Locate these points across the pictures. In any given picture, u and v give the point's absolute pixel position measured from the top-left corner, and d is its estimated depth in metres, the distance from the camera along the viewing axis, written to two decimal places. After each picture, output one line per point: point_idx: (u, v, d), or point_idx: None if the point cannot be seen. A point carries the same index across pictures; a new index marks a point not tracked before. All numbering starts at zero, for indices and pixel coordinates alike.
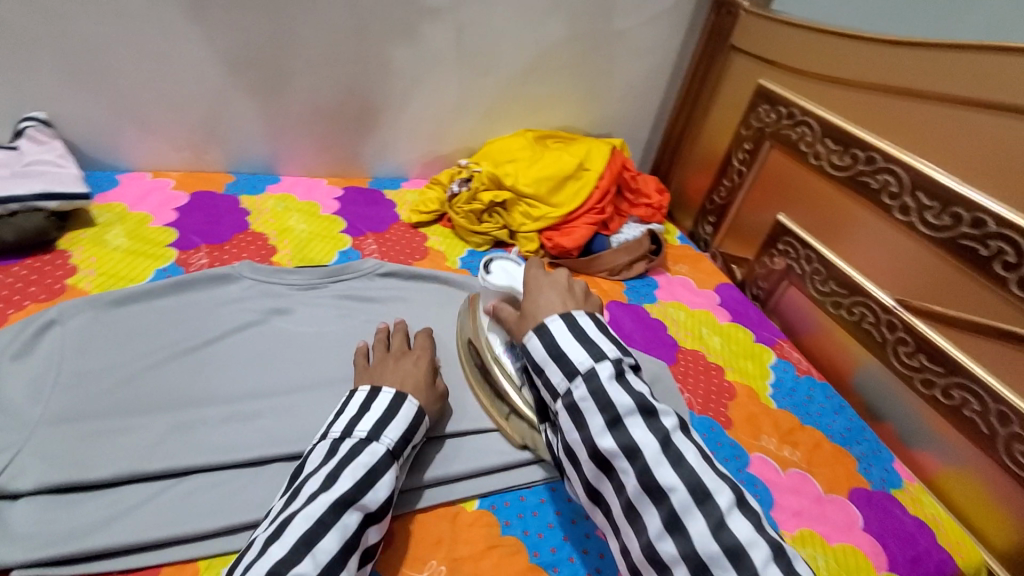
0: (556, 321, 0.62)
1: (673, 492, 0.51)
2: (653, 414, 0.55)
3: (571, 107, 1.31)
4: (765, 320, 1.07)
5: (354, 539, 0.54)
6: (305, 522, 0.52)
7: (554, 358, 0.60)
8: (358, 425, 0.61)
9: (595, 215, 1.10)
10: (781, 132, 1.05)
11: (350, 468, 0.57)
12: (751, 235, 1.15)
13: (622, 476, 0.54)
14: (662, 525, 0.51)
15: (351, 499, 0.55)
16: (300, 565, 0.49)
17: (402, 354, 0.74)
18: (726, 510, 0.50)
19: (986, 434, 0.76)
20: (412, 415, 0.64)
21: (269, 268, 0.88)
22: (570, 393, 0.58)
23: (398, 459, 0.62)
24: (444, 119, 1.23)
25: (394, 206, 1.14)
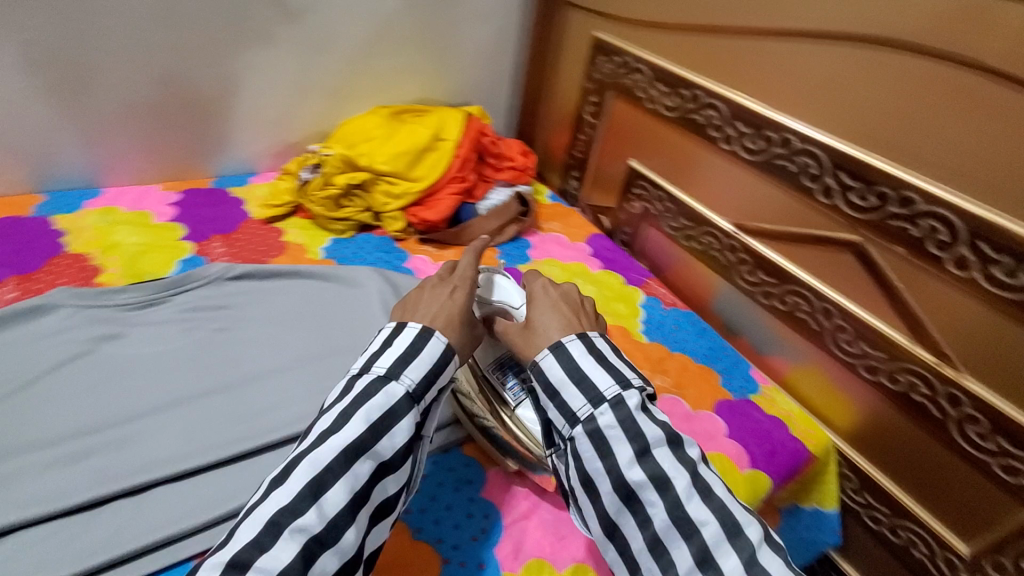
0: (574, 343, 0.64)
1: (705, 527, 0.52)
2: (679, 445, 0.57)
3: (425, 78, 1.27)
4: (633, 262, 1.12)
5: (369, 491, 0.53)
6: (311, 471, 0.52)
7: (575, 381, 0.61)
8: (377, 362, 0.60)
9: (458, 184, 1.10)
10: (620, 82, 1.10)
11: (363, 409, 0.56)
12: (611, 185, 1.19)
13: (649, 506, 0.55)
14: (693, 561, 0.52)
15: (361, 446, 0.54)
16: (304, 517, 0.49)
17: (440, 280, 0.72)
18: (757, 543, 0.51)
19: (817, 330, 0.85)
20: (437, 356, 0.62)
21: (94, 290, 0.80)
22: (594, 419, 0.58)
23: (418, 403, 0.59)
24: (288, 103, 1.15)
25: (242, 204, 1.07)
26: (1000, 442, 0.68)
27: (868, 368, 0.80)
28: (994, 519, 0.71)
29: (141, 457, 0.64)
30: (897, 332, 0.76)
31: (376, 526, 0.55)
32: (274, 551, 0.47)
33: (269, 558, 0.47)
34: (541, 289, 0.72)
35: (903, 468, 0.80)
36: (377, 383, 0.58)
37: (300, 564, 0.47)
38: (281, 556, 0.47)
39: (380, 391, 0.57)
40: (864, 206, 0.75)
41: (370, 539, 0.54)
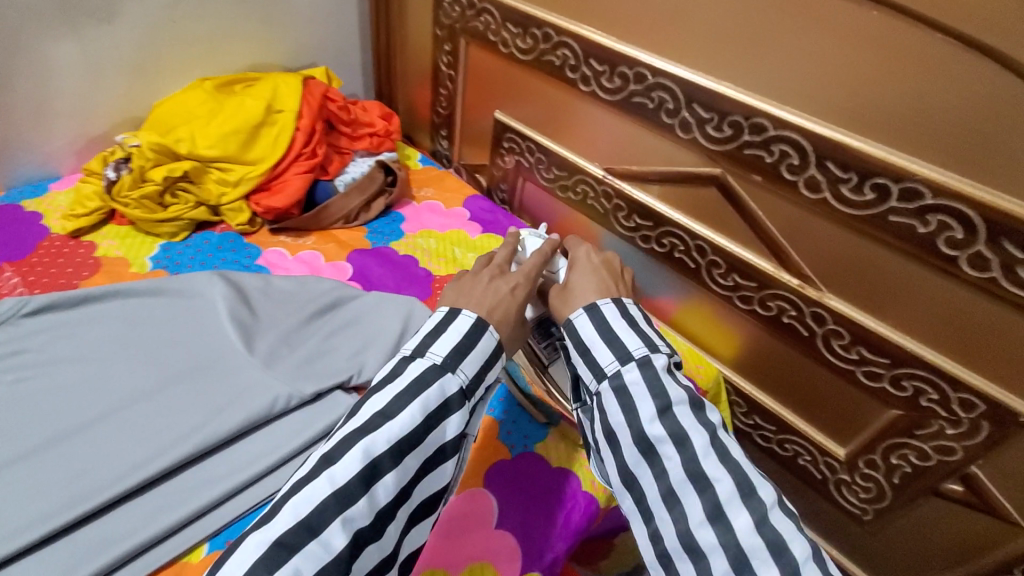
0: (608, 305, 0.62)
1: (719, 483, 0.50)
2: (700, 409, 0.55)
3: (252, 40, 1.09)
4: (515, 220, 1.06)
5: (412, 486, 0.51)
6: (362, 461, 0.48)
7: (605, 341, 0.59)
8: (433, 348, 0.56)
9: (306, 161, 0.97)
10: (469, 26, 1.00)
11: (421, 399, 0.53)
12: (481, 140, 1.11)
13: (666, 460, 0.53)
14: (705, 515, 0.50)
15: (415, 440, 0.51)
16: (354, 508, 0.47)
17: (500, 273, 0.66)
18: (771, 505, 0.49)
19: (693, 267, 0.85)
20: (491, 351, 0.59)
21: None
22: (620, 375, 0.56)
23: (468, 400, 0.57)
24: (76, 89, 0.94)
25: (40, 218, 0.88)
26: (861, 351, 0.72)
27: (742, 299, 0.81)
28: (863, 421, 0.76)
29: None
30: (763, 260, 0.76)
31: (415, 525, 0.53)
32: (325, 537, 0.45)
33: (321, 542, 0.45)
34: (585, 262, 0.69)
35: (783, 387, 0.83)
36: (433, 372, 0.55)
37: (348, 556, 0.45)
38: (332, 543, 0.45)
39: (435, 382, 0.54)
40: (720, 138, 0.73)
41: (408, 538, 0.52)
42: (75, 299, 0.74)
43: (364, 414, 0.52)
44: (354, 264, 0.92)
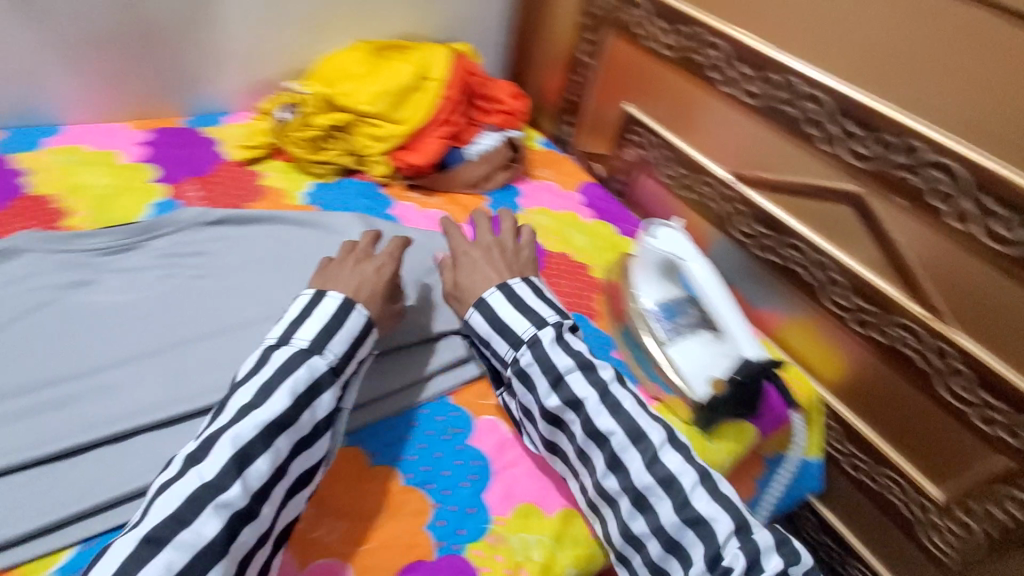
0: (495, 295, 0.71)
1: (613, 436, 0.62)
2: (592, 369, 0.66)
3: (409, 10, 1.16)
4: (626, 212, 1.09)
5: (287, 465, 0.54)
6: (229, 450, 0.52)
7: (498, 331, 0.69)
8: (298, 334, 0.60)
9: (446, 127, 1.04)
10: (618, 17, 1.03)
11: (287, 383, 0.56)
12: (605, 130, 1.14)
13: (571, 425, 0.64)
14: (607, 465, 0.61)
15: (287, 420, 0.55)
16: (228, 492, 0.50)
17: (364, 257, 0.71)
18: (659, 445, 0.61)
19: (811, 284, 0.84)
20: (357, 331, 0.62)
21: (62, 234, 0.75)
22: (518, 360, 0.67)
23: (343, 375, 0.61)
24: (259, 35, 1.05)
25: (216, 144, 0.99)
26: (981, 394, 0.69)
27: (859, 322, 0.79)
28: (967, 464, 0.74)
29: (127, 403, 0.62)
30: (890, 285, 0.75)
31: (295, 499, 0.55)
32: (196, 526, 0.48)
33: (191, 533, 0.48)
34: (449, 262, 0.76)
35: (888, 421, 0.81)
36: (297, 357, 0.58)
37: (224, 539, 0.49)
38: (203, 532, 0.48)
39: (302, 365, 0.58)
40: (866, 155, 0.72)
41: (289, 511, 0.55)
42: (244, 219, 0.84)
43: (230, 409, 0.55)
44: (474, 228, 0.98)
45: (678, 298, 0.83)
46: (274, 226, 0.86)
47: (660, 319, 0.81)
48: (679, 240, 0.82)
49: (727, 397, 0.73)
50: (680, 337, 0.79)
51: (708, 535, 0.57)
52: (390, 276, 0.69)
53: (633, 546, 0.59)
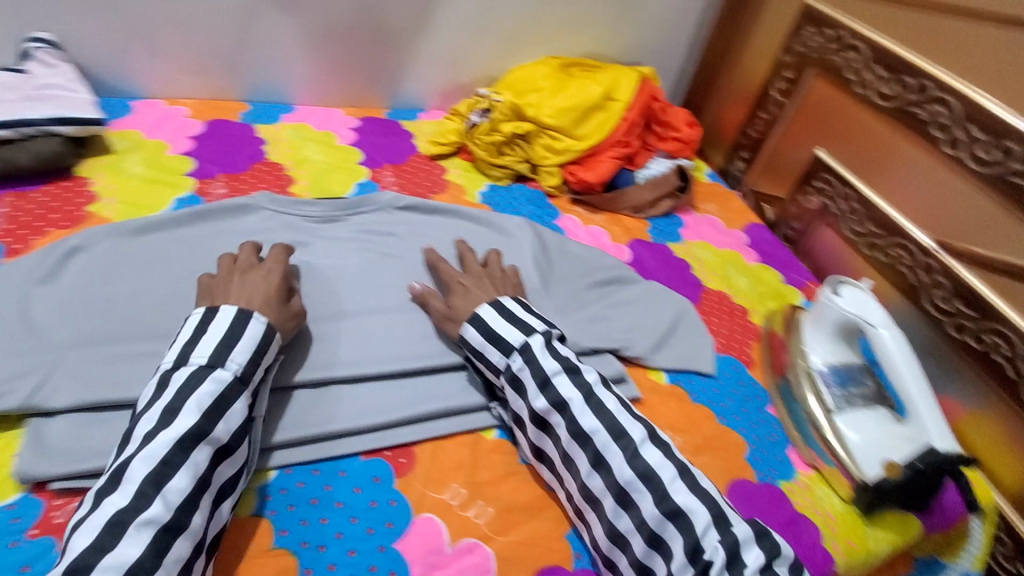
0: (487, 308, 0.69)
1: (595, 434, 0.60)
2: (577, 373, 0.64)
3: (601, 31, 1.19)
4: (794, 261, 1.04)
5: (209, 476, 0.52)
6: (145, 468, 0.49)
7: (491, 341, 0.67)
8: (194, 352, 0.56)
9: (621, 148, 1.05)
10: (827, 58, 0.98)
11: (195, 397, 0.53)
12: (785, 172, 1.09)
13: (556, 428, 0.62)
14: (590, 464, 0.59)
15: (200, 433, 0.52)
16: (147, 510, 0.48)
17: (251, 266, 0.68)
18: (640, 442, 0.59)
19: (1012, 378, 0.75)
20: (260, 338, 0.60)
21: (288, 199, 0.85)
22: (509, 367, 0.65)
23: (250, 384, 0.58)
24: (465, 43, 1.14)
25: (411, 137, 1.09)
26: None
27: None
28: None
29: (321, 355, 0.69)
30: None
31: (222, 505, 0.53)
32: (120, 549, 0.46)
33: (116, 555, 0.45)
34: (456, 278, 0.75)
35: None
36: (200, 373, 0.55)
37: (151, 557, 0.46)
38: (129, 553, 0.46)
39: (206, 380, 0.55)
40: None
41: (219, 516, 0.53)
42: (428, 209, 0.91)
43: (137, 437, 0.52)
44: (633, 251, 0.99)
45: (852, 364, 0.79)
46: (452, 217, 0.91)
47: (830, 383, 0.77)
48: (868, 304, 0.76)
49: (903, 483, 0.68)
50: (848, 407, 0.75)
51: (687, 527, 0.54)
52: (282, 281, 0.67)
53: (619, 546, 0.57)
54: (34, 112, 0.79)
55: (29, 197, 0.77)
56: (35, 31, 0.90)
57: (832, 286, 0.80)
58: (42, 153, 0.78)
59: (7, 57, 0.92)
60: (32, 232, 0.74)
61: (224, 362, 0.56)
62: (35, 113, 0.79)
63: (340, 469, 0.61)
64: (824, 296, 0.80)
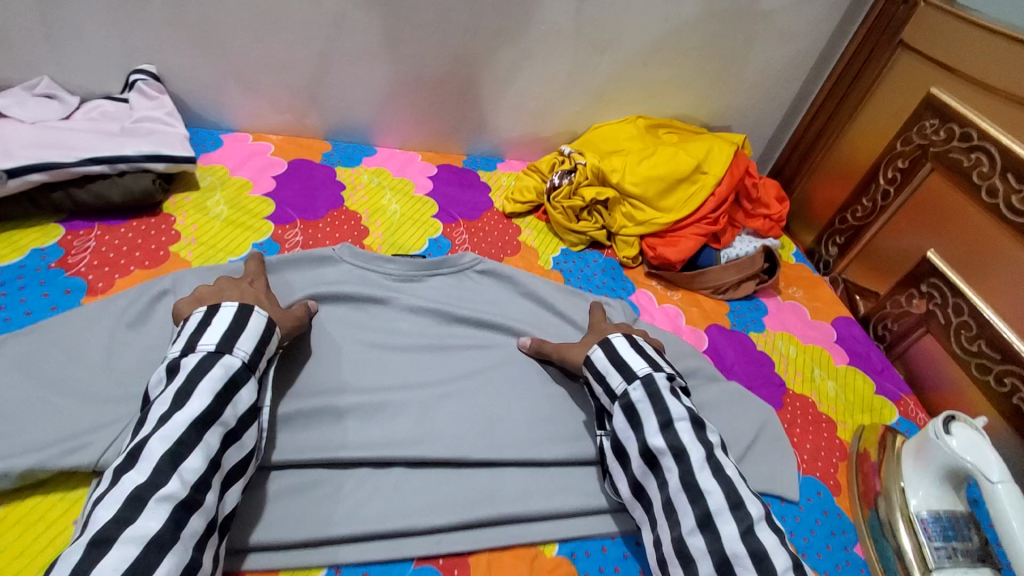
0: (620, 337, 0.71)
1: (710, 496, 0.56)
2: (702, 428, 0.61)
3: (694, 94, 1.14)
4: (888, 368, 0.95)
5: (220, 458, 0.54)
6: (162, 448, 0.51)
7: (615, 365, 0.67)
8: (202, 339, 0.58)
9: (706, 225, 0.99)
10: (949, 154, 0.89)
11: (206, 382, 0.55)
12: (884, 267, 1.01)
13: (666, 472, 0.59)
14: (696, 522, 0.56)
15: (211, 416, 0.54)
16: (166, 486, 0.49)
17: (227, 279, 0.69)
18: (756, 519, 0.55)
19: None
20: (262, 329, 0.63)
21: (368, 254, 0.84)
22: (627, 394, 0.64)
23: (255, 371, 0.60)
24: (552, 99, 1.10)
25: (488, 190, 1.07)
26: None
27: None
28: None
29: (383, 437, 0.67)
30: None
31: (229, 490, 0.56)
32: (143, 522, 0.47)
33: (139, 527, 0.46)
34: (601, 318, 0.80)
35: None
36: (209, 358, 0.57)
37: (171, 531, 0.48)
38: (149, 526, 0.47)
39: (215, 365, 0.57)
40: None
41: (225, 500, 0.55)
42: (502, 276, 0.87)
43: (150, 421, 0.53)
44: (711, 338, 0.93)
45: (956, 514, 0.70)
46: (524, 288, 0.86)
47: (933, 537, 0.68)
48: (981, 447, 0.67)
49: None
50: (949, 565, 0.66)
51: None
52: (267, 289, 0.71)
53: None
54: (131, 149, 0.80)
55: (117, 233, 0.79)
56: (140, 63, 0.93)
57: (943, 420, 0.71)
58: (132, 189, 0.79)
59: (112, 86, 0.95)
60: (116, 270, 0.75)
61: (232, 349, 0.58)
62: (131, 150, 0.80)
63: None
64: (934, 432, 0.71)
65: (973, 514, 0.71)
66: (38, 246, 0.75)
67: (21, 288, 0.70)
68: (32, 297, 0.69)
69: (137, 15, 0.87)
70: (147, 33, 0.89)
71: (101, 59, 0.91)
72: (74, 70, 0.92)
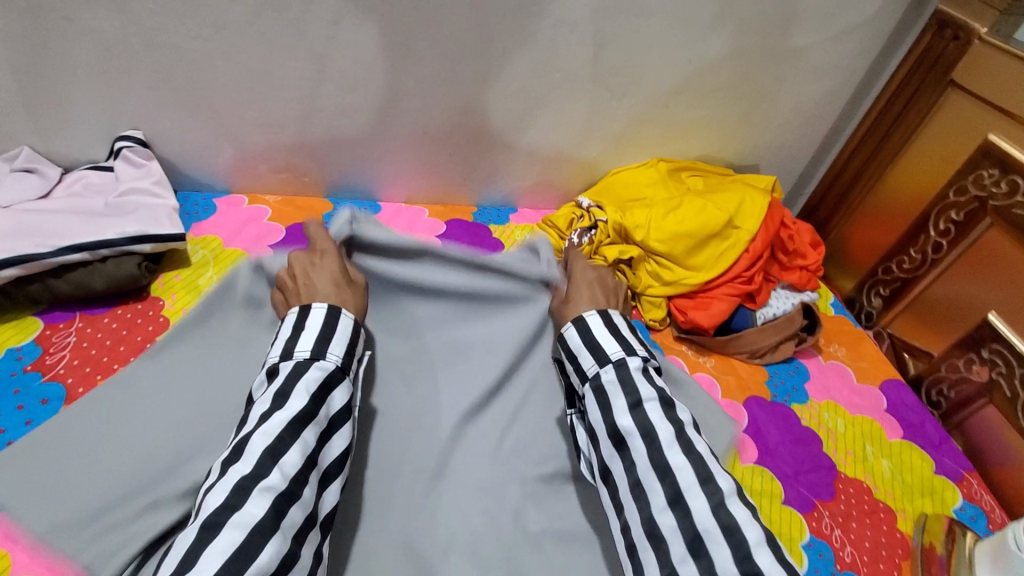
0: (594, 316, 0.72)
1: (680, 472, 0.56)
2: (671, 407, 0.62)
3: (721, 134, 1.06)
4: (947, 439, 0.86)
5: (316, 455, 0.56)
6: (264, 442, 0.53)
7: (589, 347, 0.69)
8: (297, 346, 0.62)
9: (740, 284, 0.91)
10: (1012, 210, 0.80)
11: (304, 377, 0.58)
12: (937, 324, 0.93)
13: (633, 451, 0.59)
14: (666, 500, 0.55)
15: (309, 414, 0.56)
16: (268, 477, 0.51)
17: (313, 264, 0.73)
18: (727, 493, 0.54)
19: None
20: (350, 331, 0.66)
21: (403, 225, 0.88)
22: (599, 376, 0.66)
23: (347, 374, 0.63)
24: (568, 145, 1.03)
25: (501, 247, 1.00)
26: None
27: None
28: None
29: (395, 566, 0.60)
30: None
31: (329, 490, 0.56)
32: (249, 508, 0.48)
33: (245, 513, 0.48)
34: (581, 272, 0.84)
35: None
36: (305, 362, 0.60)
37: (272, 520, 0.49)
38: (254, 513, 0.48)
39: (312, 368, 0.60)
40: None
41: (324, 499, 0.56)
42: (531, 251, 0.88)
43: (253, 418, 0.56)
44: (751, 413, 0.84)
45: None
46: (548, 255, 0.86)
47: None
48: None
49: None
50: None
51: None
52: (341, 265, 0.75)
53: None
54: (114, 231, 0.74)
55: (99, 324, 0.72)
56: (126, 129, 0.87)
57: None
58: (115, 275, 0.73)
59: (98, 153, 0.89)
60: (97, 370, 0.68)
61: (326, 354, 0.61)
62: (114, 232, 0.74)
63: None
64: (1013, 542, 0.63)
65: None
66: (13, 346, 0.68)
67: None
68: (5, 410, 0.63)
69: (118, 80, 0.81)
70: (130, 98, 0.83)
71: (83, 127, 0.85)
72: (57, 140, 0.86)
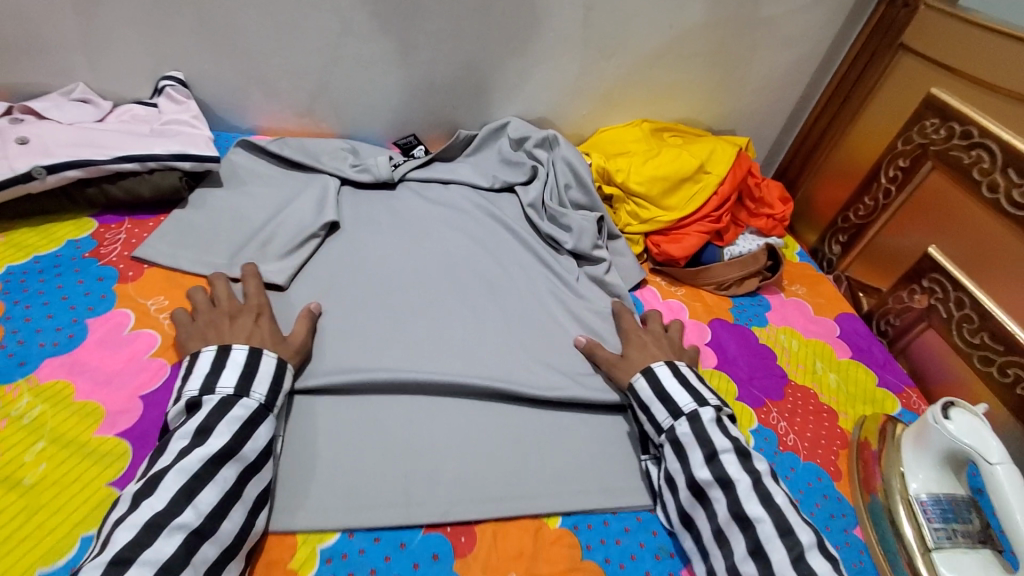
0: (662, 367, 0.75)
1: (760, 523, 0.60)
2: (748, 457, 0.65)
3: (699, 98, 1.18)
4: (891, 361, 0.96)
5: (239, 489, 0.57)
6: (181, 481, 0.54)
7: (660, 398, 0.72)
8: (220, 382, 0.62)
9: (709, 223, 1.02)
10: (950, 153, 0.91)
11: (227, 419, 0.59)
12: (885, 265, 1.03)
13: (715, 502, 0.63)
14: (747, 550, 0.59)
15: (230, 451, 0.57)
16: (183, 515, 0.52)
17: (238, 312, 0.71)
18: (807, 546, 0.57)
19: None
20: (274, 371, 0.66)
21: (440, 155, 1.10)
22: (674, 429, 0.69)
23: (273, 411, 0.64)
24: (560, 103, 1.14)
25: None
26: None
27: None
28: None
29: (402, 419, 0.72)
30: None
31: (257, 517, 0.59)
32: (159, 548, 0.50)
33: (153, 551, 0.50)
34: (636, 332, 0.83)
35: None
36: (230, 400, 0.61)
37: (182, 557, 0.51)
38: (163, 552, 0.50)
39: (237, 405, 0.60)
40: None
41: (253, 527, 0.58)
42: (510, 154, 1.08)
43: (171, 451, 0.57)
44: (714, 332, 0.94)
45: (957, 498, 0.72)
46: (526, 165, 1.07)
47: (932, 518, 0.69)
48: (981, 433, 0.68)
49: None
50: (949, 545, 0.68)
51: None
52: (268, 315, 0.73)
53: None
54: (160, 148, 0.85)
55: (146, 227, 0.84)
56: (169, 70, 0.98)
57: (942, 406, 0.72)
58: (160, 185, 0.85)
59: (143, 92, 1.01)
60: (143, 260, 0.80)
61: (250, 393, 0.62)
62: (160, 149, 0.85)
63: (400, 542, 0.63)
64: (934, 416, 0.72)
65: (972, 498, 0.73)
66: (72, 239, 0.80)
67: (59, 275, 0.75)
68: (68, 284, 0.74)
69: (166, 26, 0.93)
70: (175, 42, 0.95)
71: (132, 68, 0.97)
72: (109, 78, 0.98)
